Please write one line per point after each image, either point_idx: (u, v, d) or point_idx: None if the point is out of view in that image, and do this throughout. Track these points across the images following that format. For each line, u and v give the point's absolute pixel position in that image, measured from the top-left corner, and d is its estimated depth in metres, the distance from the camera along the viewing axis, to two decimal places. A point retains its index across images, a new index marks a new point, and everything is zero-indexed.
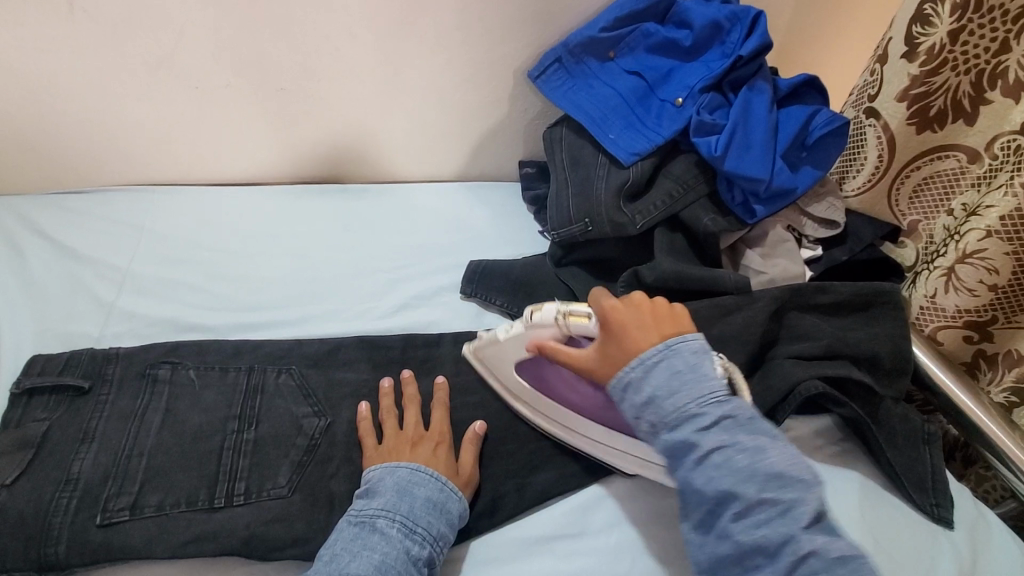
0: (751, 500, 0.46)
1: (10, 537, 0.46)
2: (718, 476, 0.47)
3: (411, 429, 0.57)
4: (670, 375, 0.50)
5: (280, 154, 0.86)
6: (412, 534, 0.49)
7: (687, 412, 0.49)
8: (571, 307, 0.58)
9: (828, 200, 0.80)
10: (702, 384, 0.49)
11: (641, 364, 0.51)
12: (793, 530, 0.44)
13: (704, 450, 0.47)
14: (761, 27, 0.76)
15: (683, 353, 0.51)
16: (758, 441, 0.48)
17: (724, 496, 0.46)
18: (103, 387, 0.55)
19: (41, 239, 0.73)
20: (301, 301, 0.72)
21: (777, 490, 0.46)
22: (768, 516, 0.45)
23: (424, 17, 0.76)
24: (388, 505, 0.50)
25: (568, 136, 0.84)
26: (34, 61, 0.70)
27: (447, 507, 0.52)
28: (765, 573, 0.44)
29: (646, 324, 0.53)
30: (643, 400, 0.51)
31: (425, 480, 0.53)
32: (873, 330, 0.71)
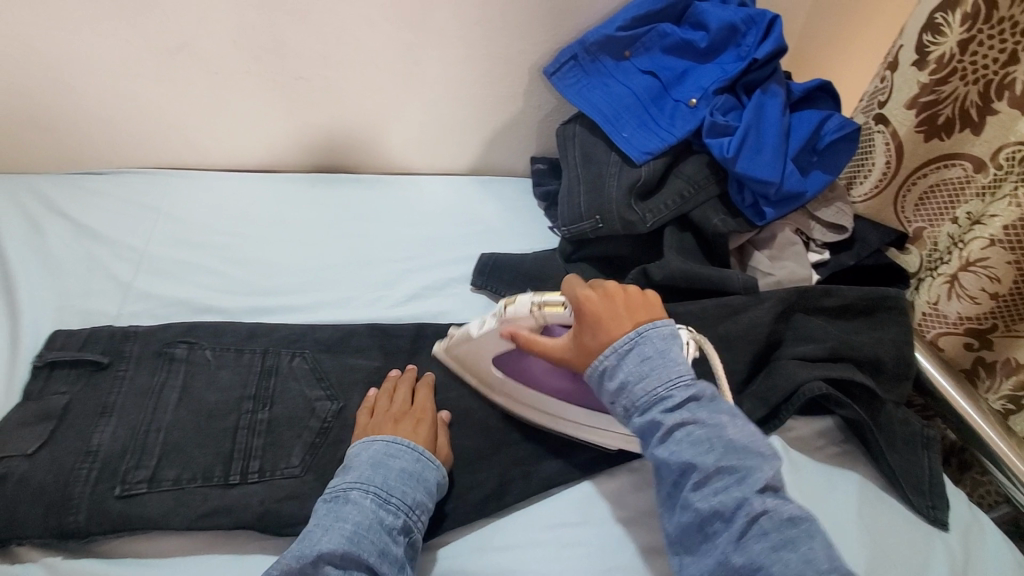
0: (710, 470, 0.47)
1: (31, 505, 0.47)
2: (680, 449, 0.49)
3: (396, 405, 0.58)
4: (638, 360, 0.52)
5: (295, 141, 0.87)
6: (387, 503, 0.50)
7: (654, 393, 0.50)
8: (545, 298, 0.58)
9: (836, 206, 0.80)
10: (668, 366, 0.51)
11: (613, 351, 0.53)
12: (746, 495, 0.46)
13: (669, 426, 0.49)
14: (777, 31, 0.76)
15: (652, 339, 0.52)
16: (719, 417, 0.50)
17: (686, 467, 0.48)
18: (122, 363, 0.56)
19: (60, 218, 0.74)
20: (314, 287, 0.73)
21: (734, 460, 0.48)
22: (725, 484, 0.47)
23: (442, 9, 0.77)
24: (361, 478, 0.51)
25: (581, 134, 0.85)
26: (57, 40, 0.71)
27: (423, 476, 0.53)
28: (721, 538, 0.46)
29: (619, 313, 0.54)
30: (615, 384, 0.52)
31: (398, 452, 0.54)
32: (877, 335, 0.72)
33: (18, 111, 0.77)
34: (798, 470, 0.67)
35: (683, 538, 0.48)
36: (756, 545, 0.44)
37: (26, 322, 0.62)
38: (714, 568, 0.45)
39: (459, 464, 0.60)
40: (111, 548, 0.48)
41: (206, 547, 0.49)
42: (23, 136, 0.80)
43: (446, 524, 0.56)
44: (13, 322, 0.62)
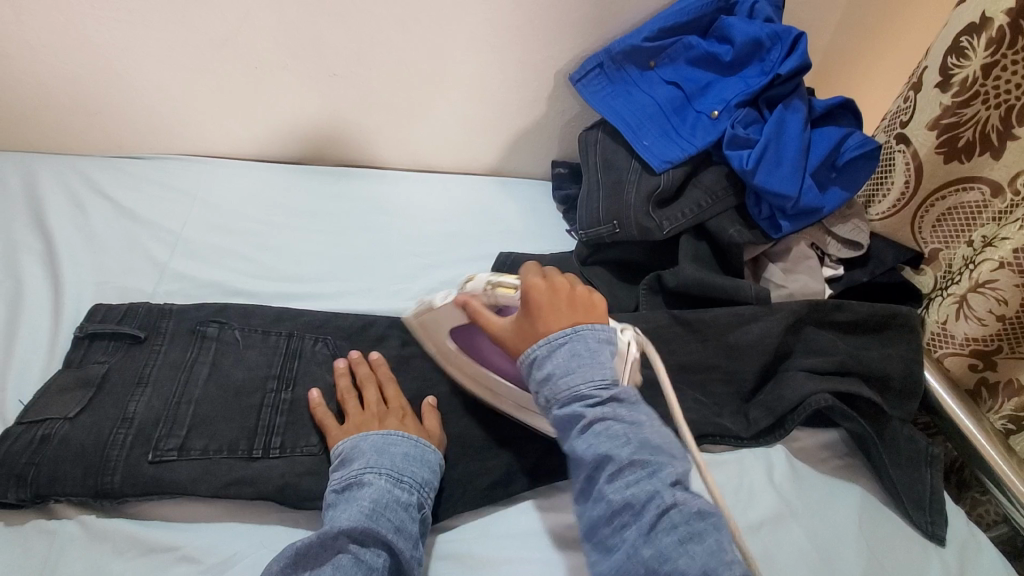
0: (624, 463, 0.48)
1: (70, 465, 0.50)
2: (598, 443, 0.49)
3: (375, 405, 0.59)
4: (569, 356, 0.53)
5: (326, 135, 0.90)
6: (398, 483, 0.52)
7: (578, 388, 0.51)
8: (502, 280, 0.61)
9: (853, 222, 0.82)
10: (596, 365, 0.53)
11: (548, 344, 0.54)
12: (657, 487, 0.47)
13: (589, 419, 0.50)
14: (802, 47, 0.77)
15: (585, 338, 0.54)
16: (637, 416, 0.51)
17: (601, 460, 0.49)
18: (157, 338, 0.59)
19: (101, 198, 0.78)
20: (338, 276, 0.76)
21: (648, 455, 0.49)
22: (638, 476, 0.48)
23: (476, 14, 0.80)
24: (368, 463, 0.53)
25: (603, 140, 0.86)
26: (110, 29, 0.75)
27: (426, 457, 0.56)
28: (632, 529, 0.46)
29: (561, 309, 0.56)
30: (544, 378, 0.53)
31: (399, 439, 0.56)
32: (887, 351, 0.73)
33: (69, 95, 0.81)
34: (801, 479, 0.68)
35: (596, 530, 0.49)
36: (663, 537, 0.45)
37: (68, 295, 0.65)
38: (623, 561, 0.46)
39: (469, 453, 0.62)
40: (141, 510, 0.51)
41: (231, 514, 0.52)
42: (72, 118, 0.83)
43: (453, 508, 0.58)
44: (57, 293, 0.66)
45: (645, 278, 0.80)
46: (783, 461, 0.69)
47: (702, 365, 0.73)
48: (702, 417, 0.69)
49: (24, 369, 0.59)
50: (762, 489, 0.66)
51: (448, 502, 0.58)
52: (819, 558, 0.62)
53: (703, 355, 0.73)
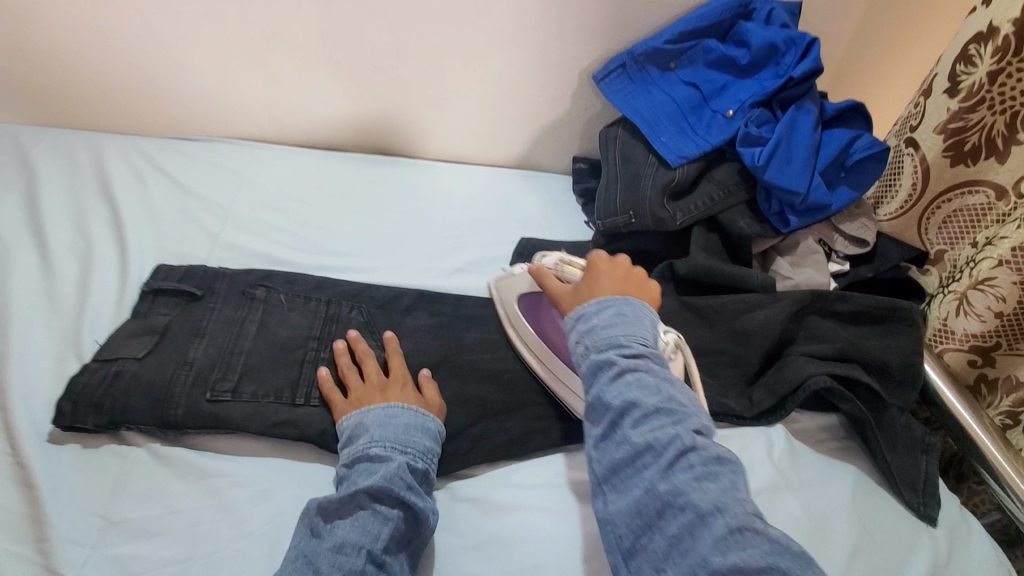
0: (650, 410, 0.53)
1: (141, 398, 0.57)
2: (627, 389, 0.54)
3: (377, 378, 0.63)
4: (614, 315, 0.60)
5: (363, 123, 0.97)
6: (403, 451, 0.57)
7: (618, 339, 0.58)
8: (570, 259, 0.75)
9: (861, 221, 0.85)
10: (635, 325, 0.59)
11: (597, 303, 0.62)
12: (680, 432, 0.51)
13: (622, 368, 0.55)
14: (816, 52, 0.82)
15: (631, 304, 0.61)
16: (665, 374, 0.56)
17: (629, 406, 0.54)
18: (212, 297, 0.66)
19: (162, 174, 0.85)
20: (370, 253, 0.82)
21: (674, 406, 0.54)
22: (662, 423, 0.52)
23: (508, 15, 0.86)
24: (374, 437, 0.58)
25: (622, 136, 0.91)
26: (176, 20, 0.82)
27: (427, 426, 0.60)
28: (651, 469, 0.51)
29: (615, 275, 0.65)
30: (586, 333, 0.60)
31: (400, 412, 0.60)
32: (886, 341, 0.77)
33: (133, 78, 0.88)
34: (798, 457, 0.73)
35: (615, 473, 0.53)
36: (681, 476, 0.49)
37: (133, 255, 0.73)
38: (641, 496, 0.50)
39: (488, 416, 0.66)
40: (197, 442, 0.59)
41: (277, 451, 0.59)
42: (135, 101, 0.91)
43: (471, 462, 0.64)
44: (123, 255, 0.73)
45: (657, 267, 0.85)
46: (783, 440, 0.73)
47: (709, 349, 0.77)
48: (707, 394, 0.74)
49: (96, 316, 0.66)
50: (761, 464, 0.70)
51: (467, 457, 0.64)
52: (812, 527, 0.66)
53: (710, 339, 0.78)
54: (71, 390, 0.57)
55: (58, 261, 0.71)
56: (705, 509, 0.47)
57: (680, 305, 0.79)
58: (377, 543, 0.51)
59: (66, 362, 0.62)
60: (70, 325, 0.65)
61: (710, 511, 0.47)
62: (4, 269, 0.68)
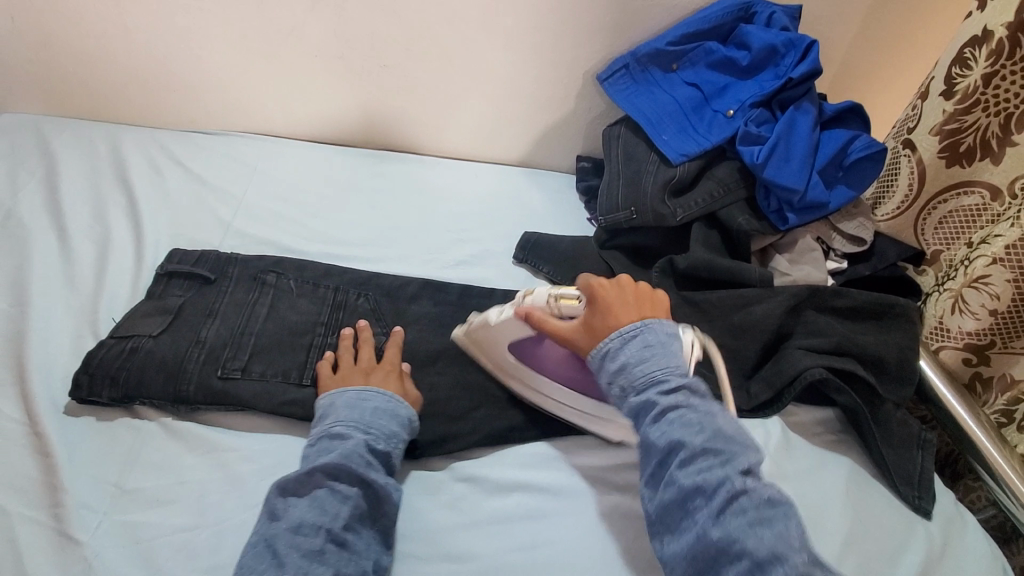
0: (697, 450, 0.52)
1: (155, 373, 0.60)
2: (670, 429, 0.53)
3: (364, 362, 0.65)
4: (643, 346, 0.58)
5: (372, 119, 0.99)
6: (366, 432, 0.58)
7: (654, 374, 0.56)
8: (562, 291, 0.66)
9: (858, 220, 0.86)
10: (668, 355, 0.58)
11: (620, 335, 0.59)
12: (730, 474, 0.50)
13: (662, 407, 0.54)
14: (814, 54, 0.84)
15: (654, 330, 0.59)
16: (707, 407, 0.55)
17: (674, 446, 0.53)
18: (224, 281, 0.69)
19: (176, 164, 0.87)
20: (376, 244, 0.84)
21: (720, 444, 0.52)
22: (710, 464, 0.51)
23: (515, 15, 0.88)
24: (339, 418, 0.59)
25: (624, 134, 0.94)
26: (193, 18, 0.85)
27: (397, 411, 0.61)
28: (702, 513, 0.50)
29: (629, 302, 0.62)
30: (617, 367, 0.58)
31: (372, 395, 0.61)
32: (883, 337, 0.78)
33: (151, 73, 0.91)
34: (793, 449, 0.74)
35: (666, 514, 0.52)
36: (734, 521, 0.48)
37: (148, 240, 0.75)
38: (693, 542, 0.49)
39: (490, 403, 0.68)
40: (208, 417, 0.61)
41: (283, 429, 0.61)
42: (151, 94, 0.93)
43: (472, 444, 0.65)
44: (138, 241, 0.75)
45: (657, 263, 0.86)
46: (778, 432, 0.75)
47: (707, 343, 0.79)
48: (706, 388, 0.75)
49: (113, 297, 0.68)
50: None
51: (469, 439, 0.65)
52: (805, 515, 0.68)
53: (709, 333, 0.79)
54: (87, 364, 0.59)
55: (76, 245, 0.73)
56: (762, 557, 0.46)
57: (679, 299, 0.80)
58: (336, 521, 0.52)
59: (83, 340, 0.64)
60: (88, 305, 0.67)
61: (768, 559, 0.45)
62: (25, 251, 0.71)
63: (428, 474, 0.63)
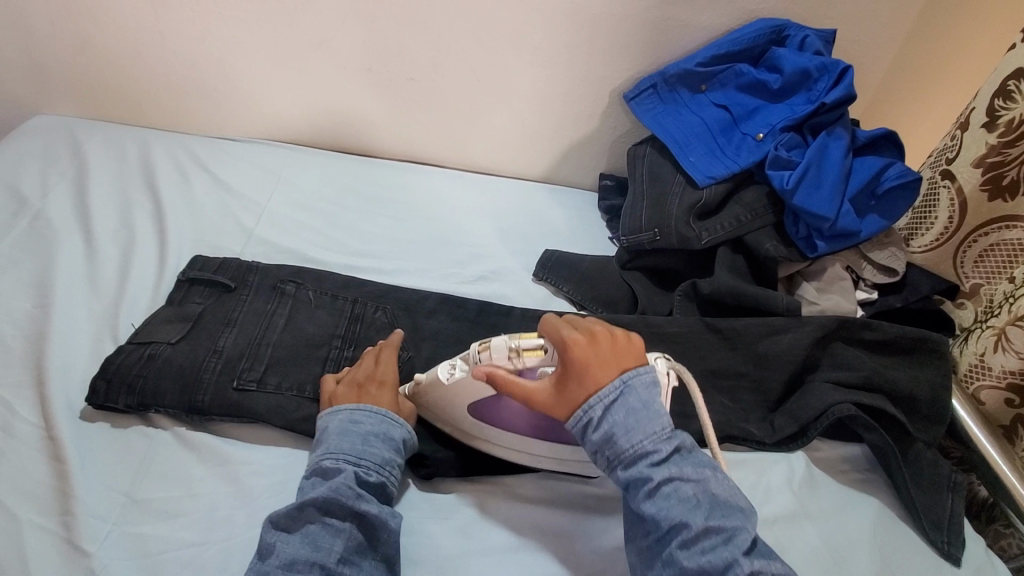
0: (699, 530, 0.51)
1: (171, 382, 0.59)
2: (668, 506, 0.53)
3: (358, 373, 0.63)
4: (627, 412, 0.55)
5: (396, 130, 0.99)
6: (357, 462, 0.55)
7: (644, 446, 0.54)
8: (523, 343, 0.60)
9: (890, 250, 0.84)
10: (655, 420, 0.55)
11: (599, 401, 0.56)
12: (734, 555, 0.50)
13: (657, 483, 0.53)
14: (848, 79, 0.82)
15: (636, 389, 0.56)
16: (699, 473, 0.55)
17: (674, 525, 0.52)
18: (244, 289, 0.69)
19: (202, 170, 0.88)
20: (396, 257, 0.84)
21: (720, 518, 0.52)
22: (714, 543, 0.51)
23: (544, 31, 0.88)
24: (330, 447, 0.56)
25: (650, 154, 0.92)
26: (226, 28, 0.86)
27: (390, 435, 0.59)
28: None
29: (606, 359, 0.57)
30: (602, 438, 0.55)
31: (365, 417, 0.59)
32: (915, 373, 0.75)
33: (183, 79, 0.92)
34: (818, 486, 0.71)
35: None
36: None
37: (172, 246, 0.76)
38: None
39: None
40: (221, 429, 0.60)
41: (297, 444, 0.60)
42: (181, 100, 0.95)
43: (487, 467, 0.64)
44: (162, 246, 0.75)
45: (680, 285, 0.84)
46: (803, 468, 0.72)
47: (731, 372, 0.77)
48: (728, 419, 0.73)
49: (134, 301, 0.69)
50: (780, 490, 0.70)
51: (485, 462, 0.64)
52: (829, 556, 0.65)
53: (733, 362, 0.77)
54: (105, 370, 0.59)
55: (102, 248, 0.74)
56: None
57: (702, 326, 0.78)
58: (330, 556, 0.50)
59: (102, 343, 0.65)
60: (110, 308, 0.68)
61: None
62: (52, 252, 0.72)
63: (442, 496, 0.62)
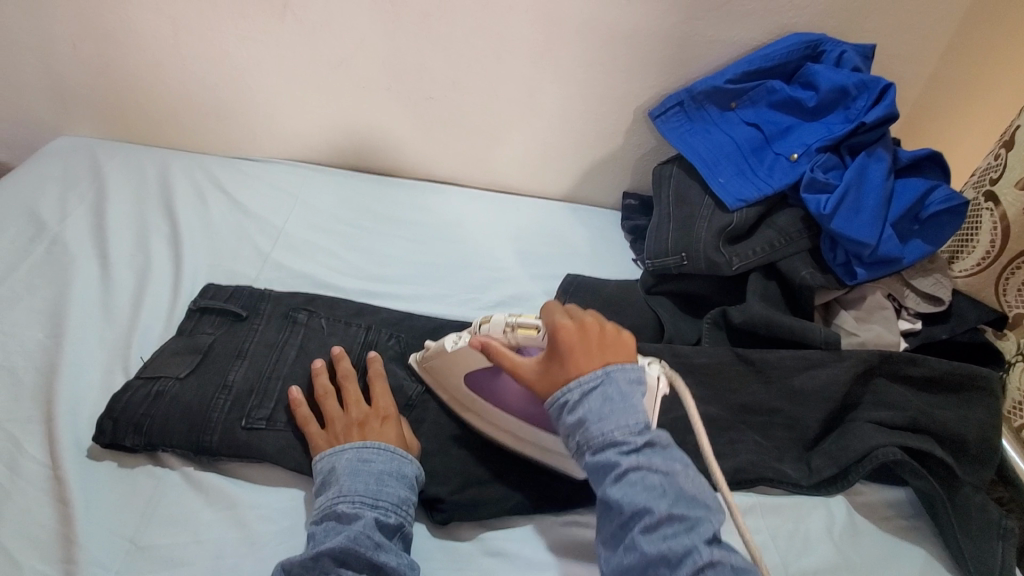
0: (662, 517, 0.48)
1: (179, 422, 0.58)
2: (634, 492, 0.49)
3: (354, 412, 0.60)
4: (604, 400, 0.53)
5: (415, 148, 0.97)
6: (374, 505, 0.53)
7: (614, 433, 0.51)
8: (520, 320, 0.61)
9: (934, 277, 0.79)
10: (629, 409, 0.52)
11: (578, 386, 0.54)
12: (695, 543, 0.47)
13: (623, 468, 0.50)
14: (890, 98, 0.77)
15: (617, 380, 0.54)
16: (671, 464, 0.51)
17: (637, 511, 0.49)
18: (256, 318, 0.68)
19: (219, 193, 0.87)
20: (413, 281, 0.82)
21: (685, 508, 0.49)
22: (676, 530, 0.47)
23: (567, 50, 0.85)
24: (343, 489, 0.54)
25: (677, 174, 0.88)
26: (246, 48, 0.85)
27: (403, 472, 0.57)
28: None
29: (592, 349, 0.56)
30: (575, 420, 0.53)
31: (375, 455, 0.57)
32: (963, 413, 0.70)
33: (202, 100, 0.91)
34: (859, 534, 0.67)
35: None
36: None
37: (187, 272, 0.74)
38: None
39: (523, 465, 0.64)
40: (231, 468, 0.58)
41: (307, 485, 0.58)
42: (200, 121, 0.94)
43: (505, 511, 0.60)
44: (177, 273, 0.74)
45: (709, 313, 0.80)
46: (843, 514, 0.68)
47: (764, 408, 0.72)
48: (760, 459, 0.69)
49: (146, 332, 0.67)
50: (818, 540, 0.65)
51: (502, 505, 0.60)
52: None
53: (766, 398, 0.72)
54: (112, 409, 0.58)
55: (117, 275, 0.73)
56: None
57: (733, 357, 0.74)
58: None
59: (113, 376, 0.63)
60: (122, 339, 0.67)
61: None
62: (67, 280, 0.71)
63: (457, 540, 0.59)
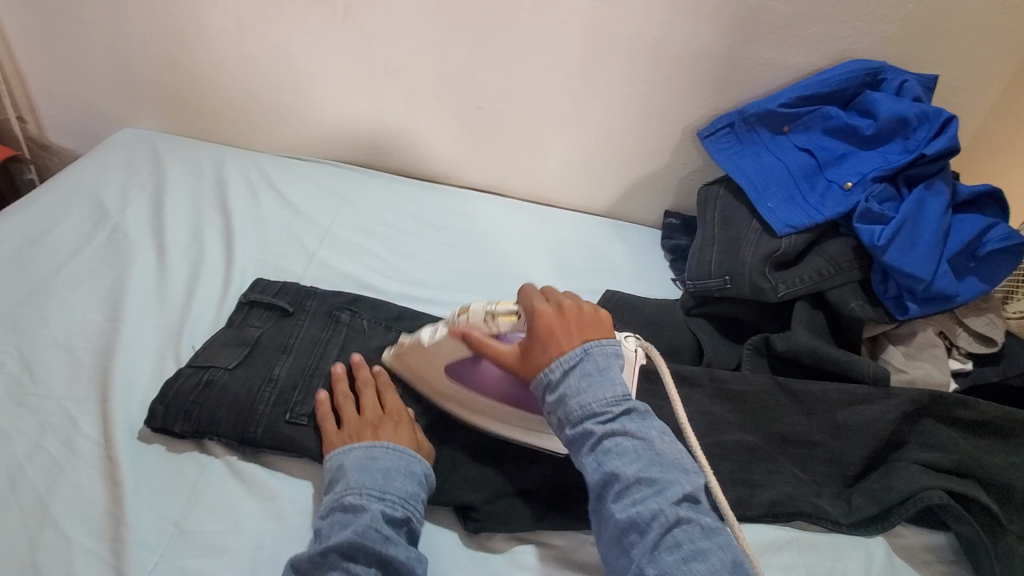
0: (630, 481, 0.49)
1: (226, 411, 0.59)
2: (606, 459, 0.51)
3: (370, 412, 0.61)
4: (582, 374, 0.54)
5: (460, 156, 0.98)
6: (381, 498, 0.53)
7: (590, 405, 0.53)
8: (498, 307, 0.61)
9: (987, 316, 0.76)
10: (606, 383, 0.54)
11: (560, 365, 0.55)
12: (662, 506, 0.48)
13: (597, 436, 0.52)
14: (952, 130, 0.75)
15: (596, 357, 0.55)
16: (645, 431, 0.52)
17: (609, 479, 0.50)
18: (301, 314, 0.69)
19: (271, 190, 0.89)
20: (452, 286, 0.82)
21: (656, 473, 0.50)
22: (644, 495, 0.49)
23: (619, 67, 0.85)
24: (350, 484, 0.54)
25: (724, 196, 0.87)
26: (303, 50, 0.88)
27: (411, 469, 0.57)
28: (637, 548, 0.47)
29: (571, 329, 0.57)
30: (555, 396, 0.54)
31: (383, 453, 0.57)
32: (1013, 460, 0.67)
33: (258, 100, 0.94)
34: None
35: (607, 549, 0.50)
36: (666, 557, 0.46)
37: (238, 265, 0.76)
38: None
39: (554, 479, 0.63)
40: (271, 460, 0.59)
41: None
42: (255, 119, 0.97)
43: (534, 524, 0.60)
44: (228, 265, 0.76)
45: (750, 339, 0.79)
46: (882, 555, 0.66)
47: (804, 440, 0.70)
48: (799, 492, 0.67)
49: (197, 321, 0.69)
50: None
51: (533, 518, 0.60)
52: None
53: (807, 429, 0.70)
54: (164, 395, 0.59)
55: (172, 264, 0.75)
56: None
57: (774, 386, 0.72)
58: None
59: (164, 362, 0.65)
60: (174, 326, 0.69)
61: None
62: (126, 266, 0.74)
63: (484, 549, 0.59)
